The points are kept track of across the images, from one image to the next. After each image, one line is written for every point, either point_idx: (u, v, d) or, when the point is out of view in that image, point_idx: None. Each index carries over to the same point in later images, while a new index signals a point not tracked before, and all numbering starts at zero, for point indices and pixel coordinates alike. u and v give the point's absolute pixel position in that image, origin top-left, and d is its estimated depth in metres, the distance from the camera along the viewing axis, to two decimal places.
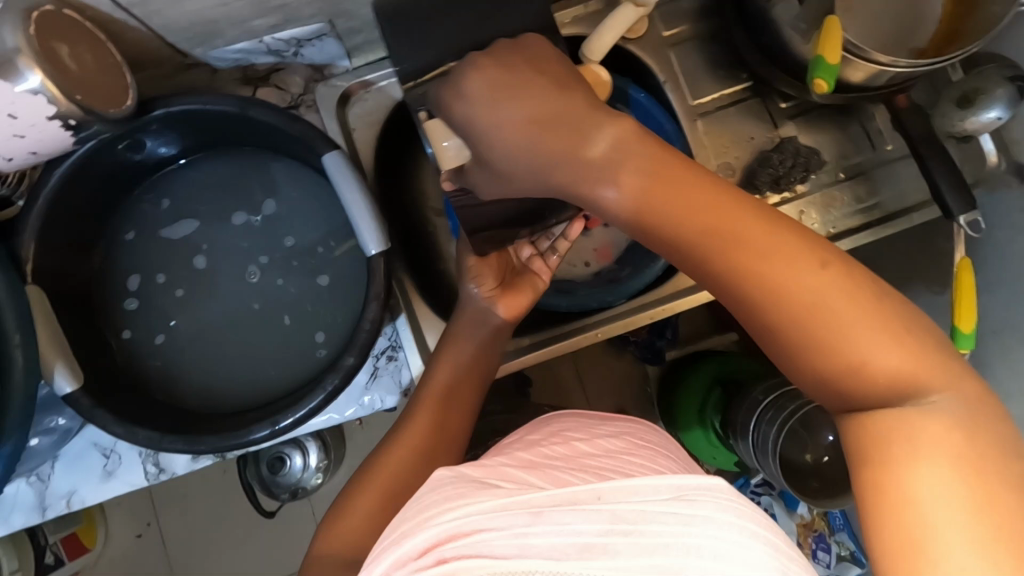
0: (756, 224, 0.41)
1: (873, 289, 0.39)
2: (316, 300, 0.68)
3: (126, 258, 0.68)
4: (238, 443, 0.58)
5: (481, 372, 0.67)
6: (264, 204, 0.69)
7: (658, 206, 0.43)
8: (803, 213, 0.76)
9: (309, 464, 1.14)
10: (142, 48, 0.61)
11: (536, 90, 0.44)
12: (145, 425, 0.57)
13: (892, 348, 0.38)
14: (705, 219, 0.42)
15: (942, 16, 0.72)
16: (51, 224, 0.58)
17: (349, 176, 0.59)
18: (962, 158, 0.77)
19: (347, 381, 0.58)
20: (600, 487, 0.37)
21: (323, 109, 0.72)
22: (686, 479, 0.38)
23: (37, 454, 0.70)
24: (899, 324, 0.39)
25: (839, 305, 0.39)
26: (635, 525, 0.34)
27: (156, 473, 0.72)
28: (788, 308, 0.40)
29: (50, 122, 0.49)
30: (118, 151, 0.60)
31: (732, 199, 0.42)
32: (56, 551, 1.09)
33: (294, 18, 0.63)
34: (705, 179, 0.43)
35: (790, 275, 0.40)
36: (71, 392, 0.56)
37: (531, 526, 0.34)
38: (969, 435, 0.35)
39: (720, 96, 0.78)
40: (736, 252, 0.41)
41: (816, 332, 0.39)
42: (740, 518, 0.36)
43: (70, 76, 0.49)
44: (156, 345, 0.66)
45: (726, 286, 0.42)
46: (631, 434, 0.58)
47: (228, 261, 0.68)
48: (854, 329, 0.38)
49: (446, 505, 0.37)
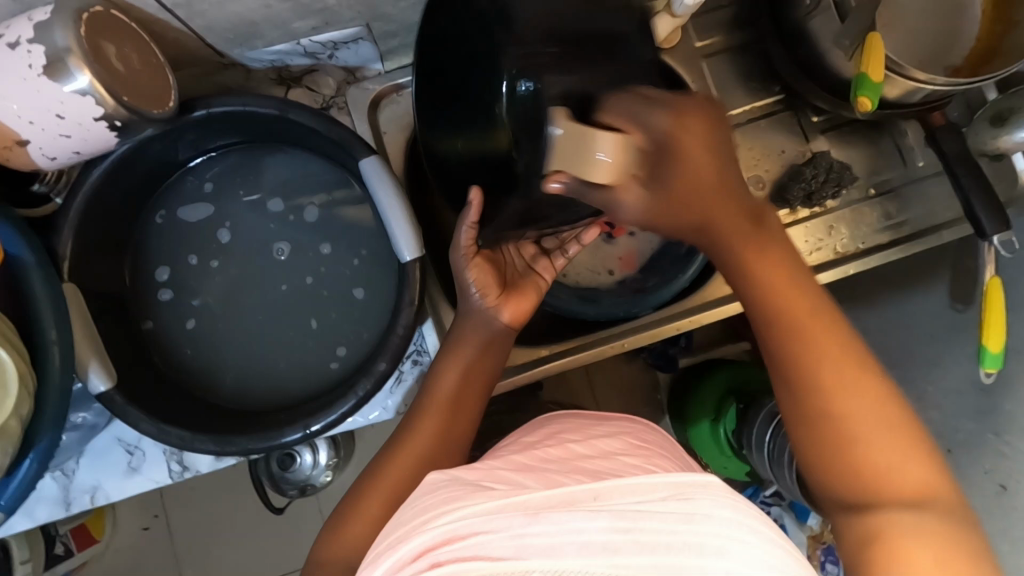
0: (819, 317, 0.47)
1: (900, 410, 0.45)
2: (345, 311, 0.67)
3: (156, 241, 0.68)
4: (272, 445, 0.58)
5: (484, 369, 0.65)
6: (307, 211, 0.69)
7: (756, 275, 0.47)
8: (831, 228, 0.77)
9: (319, 462, 1.15)
10: (181, 48, 0.61)
11: (710, 146, 0.46)
12: (176, 424, 0.57)
13: (899, 458, 0.43)
14: (789, 298, 0.47)
15: (979, 36, 0.72)
16: (88, 216, 0.58)
17: (385, 181, 0.59)
18: (994, 177, 0.77)
19: (379, 387, 0.59)
20: (597, 485, 0.37)
21: (355, 111, 0.73)
22: (683, 475, 0.37)
23: (63, 449, 0.71)
24: (910, 442, 0.44)
25: (867, 409, 0.44)
26: (633, 522, 0.33)
27: (180, 472, 0.73)
28: (828, 396, 0.45)
29: (95, 123, 0.49)
30: (156, 147, 0.60)
31: (813, 290, 0.48)
32: (66, 542, 1.11)
33: (334, 21, 0.63)
34: (795, 268, 0.49)
35: (834, 371, 0.45)
36: (105, 391, 0.56)
37: (528, 525, 0.34)
38: (959, 546, 0.38)
39: (752, 109, 0.78)
40: (801, 334, 0.46)
41: (838, 427, 0.45)
42: (742, 512, 0.34)
43: (118, 77, 0.48)
44: (187, 330, 0.67)
45: (774, 363, 0.48)
46: (633, 434, 0.58)
47: (257, 258, 0.68)
48: (870, 432, 0.44)
49: (445, 507, 0.38)
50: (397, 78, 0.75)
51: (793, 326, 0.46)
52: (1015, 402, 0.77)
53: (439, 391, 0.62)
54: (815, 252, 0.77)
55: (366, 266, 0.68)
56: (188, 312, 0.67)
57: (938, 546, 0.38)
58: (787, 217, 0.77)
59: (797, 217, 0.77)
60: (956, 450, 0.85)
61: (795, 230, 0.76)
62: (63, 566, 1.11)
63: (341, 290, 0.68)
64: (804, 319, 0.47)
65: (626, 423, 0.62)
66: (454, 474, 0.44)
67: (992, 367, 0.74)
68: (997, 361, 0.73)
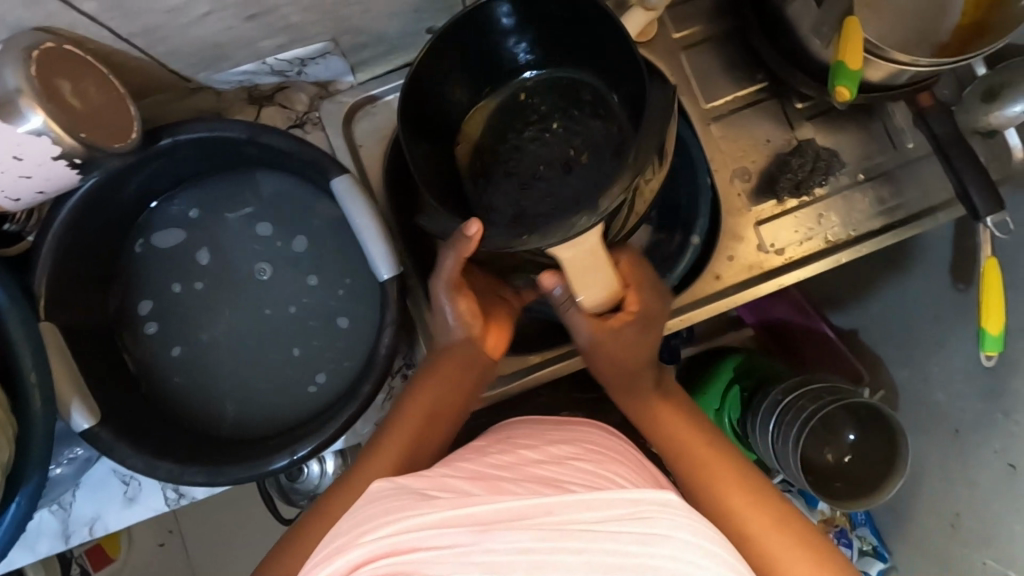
0: (711, 451, 0.56)
1: (809, 537, 0.50)
2: (327, 338, 0.67)
3: (143, 270, 0.67)
4: (261, 474, 0.58)
5: (467, 372, 0.63)
6: (294, 242, 0.68)
7: (660, 422, 0.59)
8: (822, 216, 0.75)
9: (326, 470, 1.10)
10: (145, 77, 0.60)
11: (651, 321, 0.61)
12: (165, 457, 0.57)
13: (806, 564, 0.48)
14: (683, 440, 0.57)
15: (965, 10, 0.69)
16: (64, 254, 0.58)
17: (358, 198, 0.58)
18: (989, 156, 0.75)
19: (364, 409, 0.58)
20: (549, 501, 0.42)
21: (329, 126, 0.72)
22: (644, 495, 0.44)
23: (60, 483, 0.70)
24: (812, 546, 0.50)
25: (783, 540, 0.50)
26: (586, 543, 0.39)
27: (176, 499, 0.72)
28: (748, 531, 0.50)
29: (56, 162, 0.49)
30: (123, 180, 0.59)
31: (701, 431, 0.58)
32: (82, 563, 1.15)
33: (300, 38, 0.62)
34: (687, 416, 0.59)
35: (747, 508, 0.51)
36: (89, 428, 0.56)
37: (476, 545, 0.38)
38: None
39: (734, 99, 0.76)
40: (699, 467, 0.55)
41: (751, 549, 0.50)
42: (690, 533, 0.42)
43: (76, 114, 0.48)
44: (172, 357, 0.66)
45: (697, 510, 0.53)
46: (596, 441, 0.57)
47: (236, 286, 0.67)
48: (778, 546, 0.49)
49: (385, 518, 0.40)
50: (370, 89, 0.73)
51: (700, 471, 0.54)
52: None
53: (419, 397, 0.60)
54: (806, 241, 0.75)
55: (350, 295, 0.67)
56: (174, 341, 0.66)
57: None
58: (775, 208, 0.75)
59: (787, 208, 0.75)
60: (964, 432, 0.83)
61: (784, 220, 0.75)
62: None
63: (327, 320, 0.67)
64: (704, 457, 0.55)
65: (591, 427, 0.61)
66: (399, 482, 0.45)
67: (993, 350, 0.73)
68: (997, 344, 0.72)
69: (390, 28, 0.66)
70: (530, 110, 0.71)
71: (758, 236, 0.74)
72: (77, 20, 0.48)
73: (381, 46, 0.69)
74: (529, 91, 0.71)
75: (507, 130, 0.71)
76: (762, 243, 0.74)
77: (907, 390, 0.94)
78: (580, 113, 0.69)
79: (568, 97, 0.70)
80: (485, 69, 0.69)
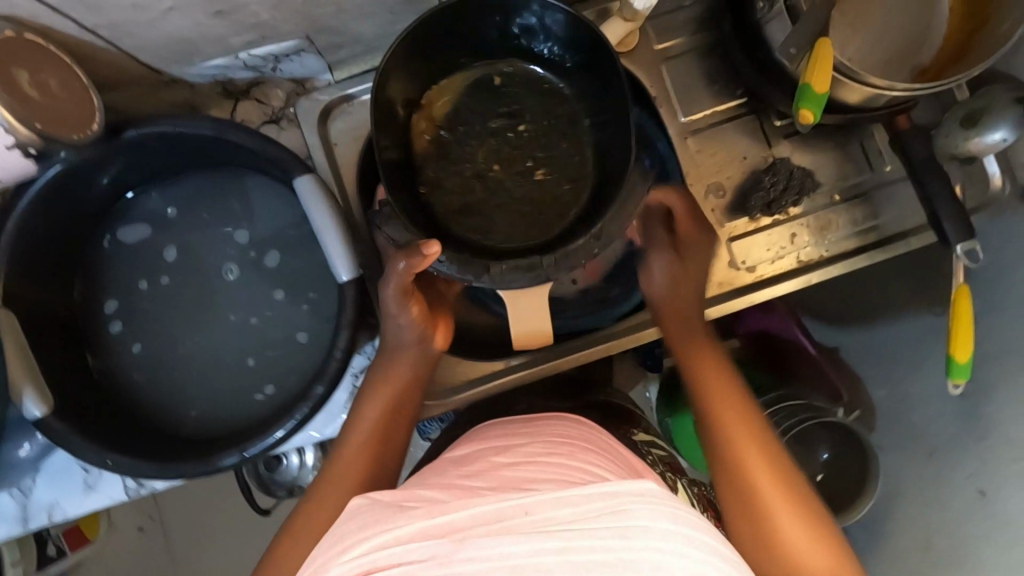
0: (732, 400, 0.57)
1: (810, 502, 0.51)
2: (286, 351, 0.67)
3: (109, 266, 0.68)
4: (210, 472, 0.58)
5: (410, 383, 0.65)
6: (267, 258, 0.68)
7: (690, 366, 0.62)
8: (794, 235, 0.74)
9: (305, 462, 1.10)
10: (115, 69, 0.60)
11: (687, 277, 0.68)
12: (118, 450, 0.58)
13: (800, 524, 0.49)
14: (707, 383, 0.59)
15: (947, 36, 0.69)
16: (27, 243, 0.59)
17: (318, 197, 0.59)
18: (964, 179, 0.76)
19: (318, 410, 0.59)
20: (527, 500, 0.37)
21: (304, 124, 0.71)
22: (627, 485, 0.38)
23: (19, 467, 0.71)
24: (810, 511, 0.50)
25: (784, 500, 0.50)
26: (570, 544, 0.34)
27: (135, 488, 0.73)
28: (753, 482, 0.51)
29: (10, 151, 0.50)
30: (90, 174, 0.60)
31: (728, 379, 0.60)
32: (59, 543, 1.10)
33: (272, 35, 0.61)
34: (719, 364, 0.62)
35: (757, 459, 0.53)
36: (41, 417, 0.56)
37: (454, 552, 0.34)
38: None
39: (714, 113, 0.75)
40: (718, 409, 0.57)
41: (750, 496, 0.51)
42: (676, 523, 0.36)
43: (32, 104, 0.49)
44: (133, 354, 0.67)
45: (708, 451, 0.55)
46: (566, 434, 0.57)
47: (202, 284, 0.68)
48: (777, 501, 0.50)
49: (363, 534, 0.37)
50: (347, 88, 0.72)
51: (717, 416, 0.56)
52: (998, 407, 0.74)
53: (368, 414, 0.61)
54: (777, 260, 0.74)
55: (312, 311, 0.68)
56: (133, 337, 0.67)
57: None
58: (748, 225, 0.74)
59: (759, 226, 0.74)
60: (938, 455, 0.82)
61: (758, 237, 0.74)
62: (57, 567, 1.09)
63: (288, 335, 0.67)
64: (724, 404, 0.57)
65: (561, 422, 0.62)
66: (375, 495, 0.43)
67: (960, 378, 0.72)
68: (965, 372, 0.71)
69: (365, 28, 0.65)
70: (497, 104, 0.70)
71: (729, 252, 0.74)
72: (40, 11, 0.48)
73: (358, 45, 0.68)
74: (501, 82, 0.71)
75: (469, 117, 0.70)
76: (733, 260, 0.74)
77: (884, 410, 0.94)
78: (547, 120, 0.70)
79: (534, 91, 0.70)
80: (472, 47, 0.68)
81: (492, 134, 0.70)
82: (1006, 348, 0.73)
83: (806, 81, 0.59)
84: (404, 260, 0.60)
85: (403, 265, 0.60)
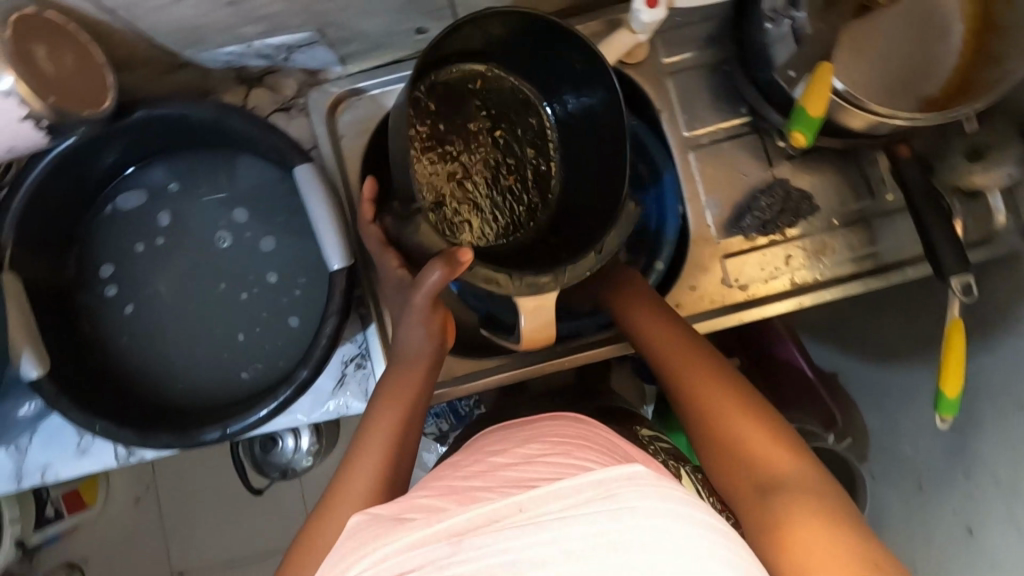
0: (689, 361, 0.62)
1: (771, 420, 0.56)
2: (268, 326, 0.73)
3: (104, 231, 0.73)
4: (190, 445, 0.61)
5: (419, 391, 0.65)
6: (263, 242, 0.74)
7: (649, 341, 0.66)
8: (789, 255, 0.74)
9: (300, 446, 1.13)
10: (132, 50, 0.63)
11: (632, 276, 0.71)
12: (101, 415, 0.61)
13: (769, 445, 0.53)
14: (665, 353, 0.64)
15: (956, 67, 0.69)
16: (34, 209, 0.63)
17: (316, 188, 0.63)
18: (969, 217, 0.73)
19: (301, 393, 0.62)
20: (521, 497, 0.37)
21: (313, 114, 0.73)
22: (611, 471, 0.38)
23: (18, 426, 0.74)
24: (776, 431, 0.55)
25: (745, 424, 0.56)
26: (563, 533, 0.35)
27: (125, 456, 0.75)
28: (718, 418, 0.57)
29: (22, 122, 0.52)
30: (97, 148, 0.65)
31: (680, 342, 0.64)
32: (57, 505, 1.13)
33: (283, 27, 0.63)
34: (672, 329, 0.66)
35: (717, 398, 0.58)
36: (37, 377, 0.60)
37: (455, 555, 0.36)
38: (828, 514, 0.46)
39: (717, 130, 0.75)
40: (680, 372, 0.61)
41: (726, 442, 0.55)
42: (665, 501, 0.37)
43: (45, 79, 0.51)
44: (123, 315, 0.72)
45: (677, 402, 0.61)
46: (561, 434, 0.56)
47: (195, 257, 0.73)
48: (749, 436, 0.54)
49: (363, 549, 0.39)
50: (358, 83, 0.74)
51: (676, 368, 0.62)
52: (986, 445, 0.73)
53: (380, 422, 0.62)
54: (770, 280, 0.74)
55: (302, 299, 0.73)
56: (126, 299, 0.73)
57: (811, 522, 0.45)
58: (743, 244, 0.75)
59: (754, 245, 0.74)
60: (928, 488, 0.81)
61: (751, 256, 0.74)
62: (54, 528, 1.13)
63: (276, 316, 0.73)
64: (684, 366, 0.62)
65: (559, 421, 0.61)
66: (374, 511, 0.44)
67: (949, 414, 0.72)
68: (953, 407, 0.70)
69: (374, 25, 0.67)
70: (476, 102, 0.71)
71: (722, 269, 0.74)
72: None
73: (368, 41, 0.70)
74: (481, 89, 0.71)
75: (450, 119, 0.71)
76: (726, 278, 0.74)
77: (877, 440, 0.92)
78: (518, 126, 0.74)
79: (507, 104, 0.73)
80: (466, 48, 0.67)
81: (471, 139, 0.72)
82: (999, 386, 0.72)
83: (800, 106, 0.61)
84: (443, 270, 0.60)
85: (439, 274, 0.60)
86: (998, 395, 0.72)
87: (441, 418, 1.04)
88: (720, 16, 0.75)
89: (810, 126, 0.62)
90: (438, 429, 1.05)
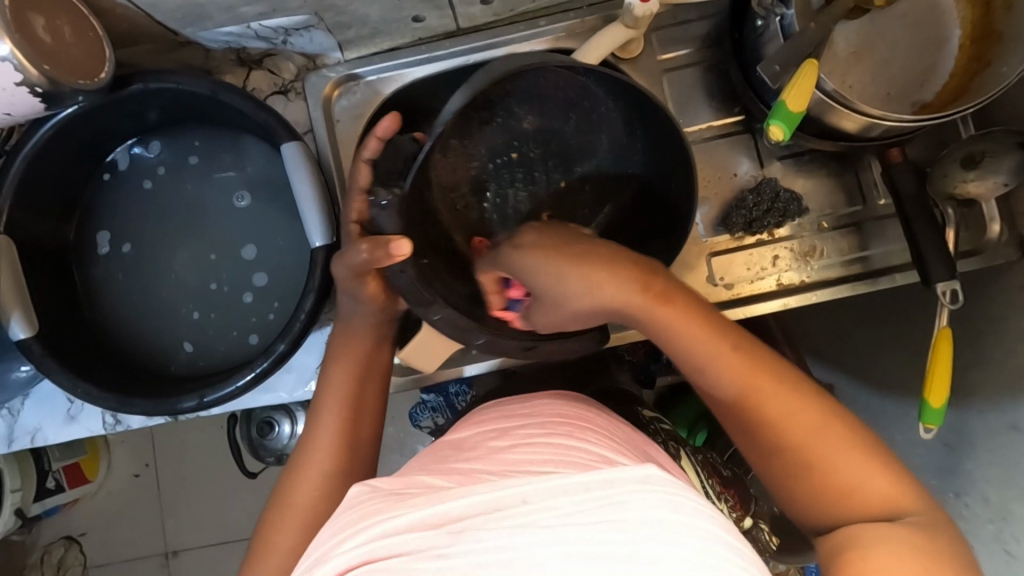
0: (740, 358, 0.54)
1: (860, 432, 0.51)
2: (232, 309, 0.75)
3: (109, 191, 0.76)
4: (169, 411, 0.64)
5: (368, 362, 0.66)
6: (246, 254, 0.76)
7: (663, 341, 0.55)
8: (777, 257, 0.74)
9: (296, 433, 1.12)
10: (134, 23, 0.65)
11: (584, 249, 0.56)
12: (87, 379, 0.64)
13: (858, 462, 0.50)
14: (707, 350, 0.54)
15: (953, 72, 0.68)
16: (32, 173, 0.66)
17: (302, 167, 0.65)
18: (961, 222, 0.71)
19: (277, 366, 0.63)
20: (527, 489, 0.39)
21: (309, 96, 0.75)
22: (621, 473, 0.39)
23: (9, 390, 0.76)
24: (862, 445, 0.51)
25: (829, 442, 0.51)
26: (567, 534, 0.36)
27: (112, 425, 0.76)
28: (788, 426, 0.52)
29: (18, 88, 0.55)
30: (97, 117, 0.67)
31: (721, 334, 0.54)
32: (58, 477, 1.15)
33: (282, 9, 0.65)
34: (708, 320, 0.55)
35: (793, 413, 0.52)
36: (25, 338, 0.63)
37: (452, 546, 0.37)
38: (931, 552, 0.44)
39: (710, 127, 0.75)
40: (737, 375, 0.53)
41: (807, 454, 0.51)
42: (674, 513, 0.37)
43: (41, 47, 0.54)
44: (122, 252, 0.76)
45: (735, 412, 0.54)
46: (564, 415, 0.59)
47: (183, 206, 0.76)
48: (830, 447, 0.51)
49: (362, 525, 0.41)
50: (354, 68, 0.75)
51: (728, 371, 0.54)
52: (976, 463, 0.72)
53: (335, 391, 0.65)
54: (756, 280, 0.74)
55: (279, 283, 0.75)
56: (124, 240, 0.76)
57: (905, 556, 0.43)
58: (730, 243, 0.74)
59: (740, 245, 0.74)
60: None
61: (737, 255, 0.74)
62: (54, 499, 1.15)
63: (241, 335, 0.74)
64: (743, 369, 0.53)
65: (560, 402, 0.64)
66: (375, 483, 0.47)
67: (932, 423, 0.68)
68: (937, 417, 0.67)
69: (371, 10, 0.68)
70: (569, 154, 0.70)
71: (708, 267, 0.74)
72: None
73: (367, 26, 0.71)
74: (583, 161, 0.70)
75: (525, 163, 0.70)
76: (712, 275, 0.74)
77: None
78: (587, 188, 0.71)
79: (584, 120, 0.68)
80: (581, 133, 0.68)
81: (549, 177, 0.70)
82: (990, 401, 0.70)
83: (781, 100, 0.61)
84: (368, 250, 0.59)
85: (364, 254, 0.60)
86: (989, 414, 0.70)
87: (438, 413, 1.02)
88: (719, 15, 0.75)
89: (789, 122, 0.61)
90: (433, 422, 1.04)
